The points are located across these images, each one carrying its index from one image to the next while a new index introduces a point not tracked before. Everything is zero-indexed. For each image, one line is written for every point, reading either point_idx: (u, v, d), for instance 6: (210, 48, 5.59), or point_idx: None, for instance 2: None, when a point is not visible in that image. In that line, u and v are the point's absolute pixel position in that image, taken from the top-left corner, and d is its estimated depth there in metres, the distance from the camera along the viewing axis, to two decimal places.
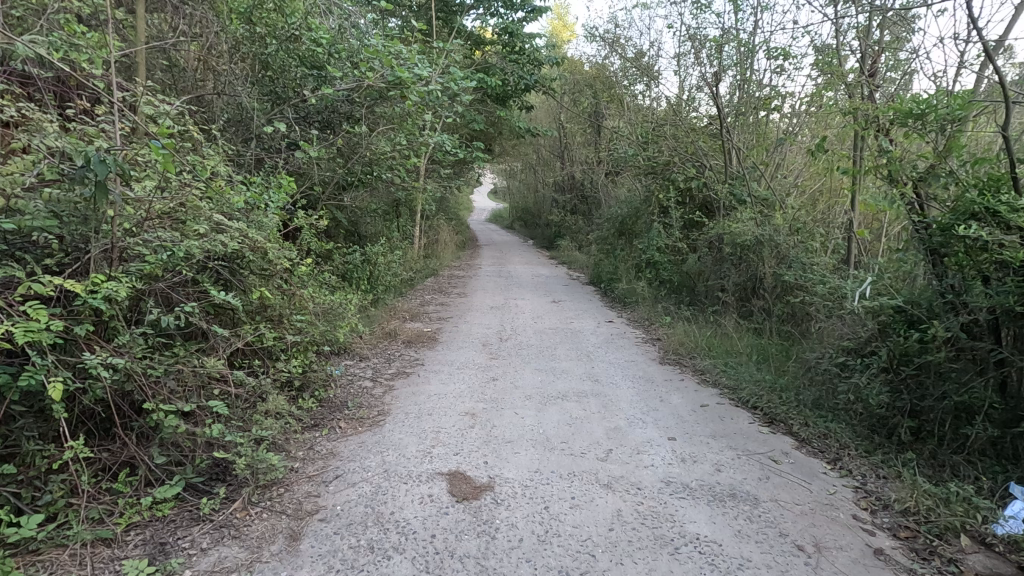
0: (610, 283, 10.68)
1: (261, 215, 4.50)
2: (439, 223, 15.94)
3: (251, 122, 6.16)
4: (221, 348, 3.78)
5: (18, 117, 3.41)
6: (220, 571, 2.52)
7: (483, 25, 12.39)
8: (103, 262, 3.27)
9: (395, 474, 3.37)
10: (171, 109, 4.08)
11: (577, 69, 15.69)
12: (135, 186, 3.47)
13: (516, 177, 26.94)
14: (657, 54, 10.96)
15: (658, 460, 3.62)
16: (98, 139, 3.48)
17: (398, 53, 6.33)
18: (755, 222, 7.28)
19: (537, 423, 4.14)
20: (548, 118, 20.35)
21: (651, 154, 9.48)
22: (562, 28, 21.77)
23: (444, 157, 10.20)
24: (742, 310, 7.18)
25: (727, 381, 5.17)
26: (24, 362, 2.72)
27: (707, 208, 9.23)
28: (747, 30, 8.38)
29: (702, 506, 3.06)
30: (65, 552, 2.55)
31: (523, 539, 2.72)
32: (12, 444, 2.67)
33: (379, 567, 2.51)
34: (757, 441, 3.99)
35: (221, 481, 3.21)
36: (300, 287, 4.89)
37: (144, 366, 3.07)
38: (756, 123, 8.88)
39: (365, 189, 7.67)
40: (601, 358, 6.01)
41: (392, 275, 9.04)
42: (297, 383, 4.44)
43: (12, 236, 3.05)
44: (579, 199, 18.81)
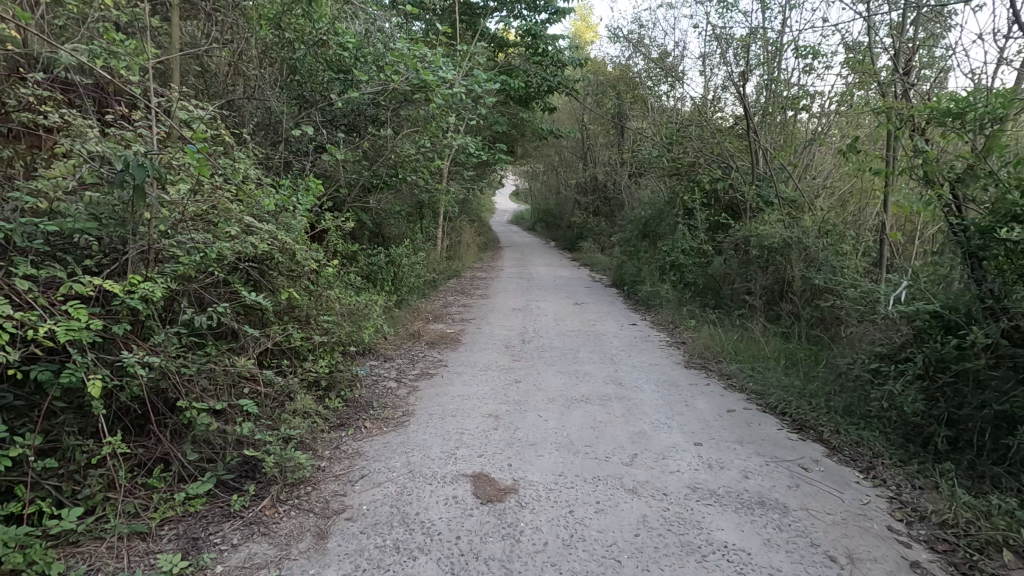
0: (633, 285, 10.60)
1: (290, 217, 4.59)
2: (461, 224, 16.01)
3: (280, 125, 6.28)
4: (251, 348, 3.85)
5: (60, 123, 3.54)
6: (250, 568, 2.56)
7: (506, 28, 12.44)
8: (140, 263, 3.37)
9: (420, 475, 3.39)
10: (204, 113, 4.19)
11: (601, 70, 15.62)
12: (171, 189, 3.57)
13: (537, 178, 26.94)
14: (683, 54, 10.84)
15: (684, 465, 3.57)
16: (136, 144, 3.59)
17: (423, 56, 6.40)
18: (783, 224, 7.15)
19: (561, 426, 4.13)
20: (571, 119, 20.30)
21: (676, 155, 9.39)
22: (586, 29, 21.74)
23: (467, 158, 10.24)
24: (769, 314, 7.05)
25: (754, 386, 5.08)
26: (65, 360, 2.81)
27: (733, 210, 9.01)
28: (775, 29, 8.23)
29: (730, 513, 3.01)
30: (102, 545, 2.63)
31: (548, 543, 2.72)
32: (54, 439, 2.76)
33: (404, 568, 2.53)
34: (786, 448, 3.91)
35: (251, 478, 3.28)
36: (327, 288, 4.97)
37: (178, 365, 3.15)
38: (783, 123, 8.73)
39: (390, 191, 7.75)
40: (624, 361, 5.96)
41: (416, 277, 9.11)
42: (324, 383, 4.51)
43: (54, 238, 3.16)
44: (601, 200, 18.72)
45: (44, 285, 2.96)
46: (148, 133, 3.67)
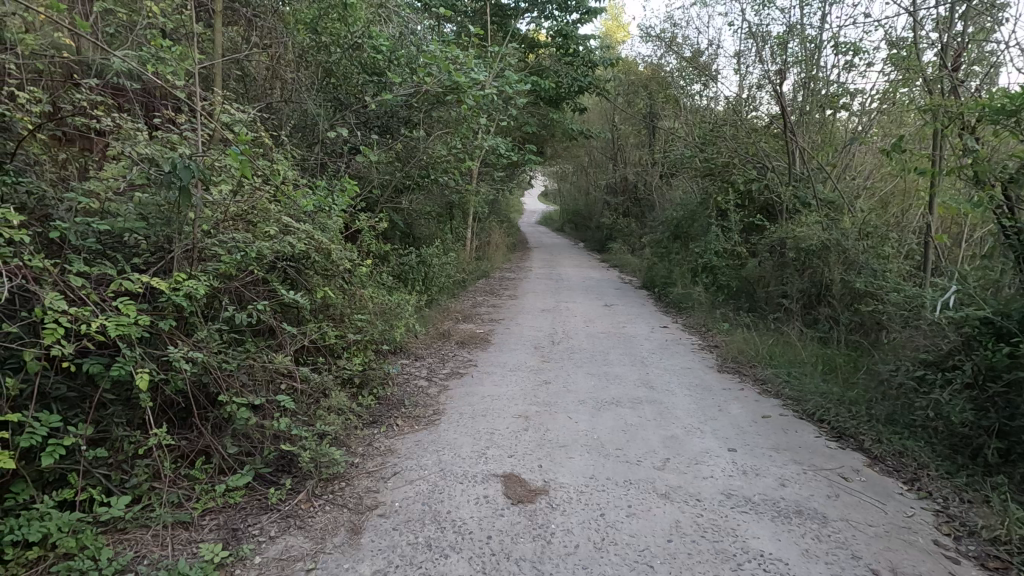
0: (664, 287, 10.46)
1: (326, 217, 4.68)
2: (490, 225, 16.07)
3: (316, 127, 6.42)
4: (288, 344, 3.95)
5: (112, 126, 3.70)
6: (288, 560, 2.62)
7: (537, 29, 12.44)
8: (184, 261, 3.49)
9: (451, 474, 3.41)
10: (245, 116, 4.28)
11: (632, 70, 15.48)
12: (214, 190, 3.69)
13: (567, 179, 26.86)
14: (717, 52, 10.66)
15: (718, 471, 3.50)
16: (182, 146, 3.72)
17: (455, 58, 6.47)
18: (821, 225, 6.96)
19: (591, 429, 4.10)
20: (602, 120, 20.17)
21: (709, 155, 9.22)
22: (617, 28, 21.55)
23: (498, 159, 10.27)
24: (806, 318, 6.87)
25: (790, 392, 4.95)
26: (115, 354, 2.93)
27: (768, 211, 8.83)
28: (814, 25, 8.03)
29: (766, 522, 2.94)
30: (148, 533, 2.73)
31: (579, 546, 2.70)
32: (104, 429, 2.88)
33: (436, 566, 2.55)
34: (824, 456, 3.79)
35: (288, 472, 3.35)
36: (361, 287, 5.05)
37: (219, 360, 3.25)
38: (822, 122, 8.50)
39: (422, 192, 7.84)
40: (655, 364, 5.89)
41: (446, 276, 9.18)
42: (358, 380, 4.58)
43: (105, 237, 3.29)
44: (631, 201, 18.57)
45: (96, 282, 3.09)
46: (194, 137, 3.80)
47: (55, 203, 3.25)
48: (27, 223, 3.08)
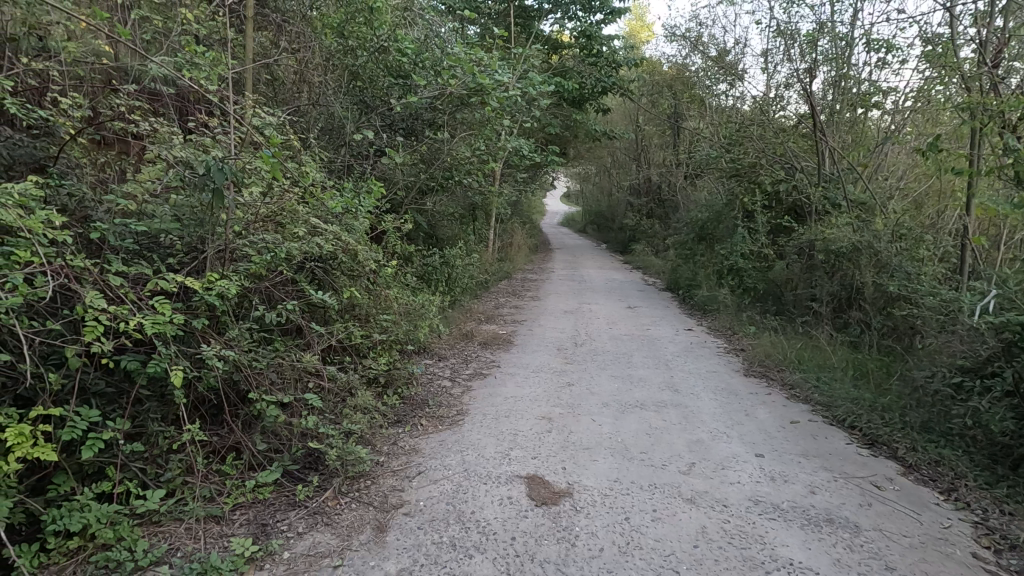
0: (688, 289, 10.33)
1: (352, 218, 4.75)
2: (513, 226, 16.09)
3: (342, 130, 6.51)
4: (316, 344, 4.01)
5: (149, 130, 3.82)
6: (315, 556, 2.66)
7: (560, 30, 12.42)
8: (217, 262, 3.57)
9: (474, 474, 3.42)
10: (275, 119, 4.37)
11: (656, 70, 15.33)
12: (245, 192, 3.77)
13: (589, 180, 26.75)
14: (744, 51, 10.48)
15: (746, 477, 3.44)
16: (215, 149, 3.81)
17: (479, 60, 6.51)
18: (852, 227, 6.80)
19: (615, 431, 4.08)
20: (626, 120, 20.02)
21: (736, 156, 9.08)
22: (641, 28, 21.43)
23: (521, 160, 10.26)
24: (836, 322, 6.71)
25: (820, 397, 4.85)
26: (151, 351, 3.02)
27: (797, 212, 8.66)
28: (845, 22, 7.85)
29: (795, 530, 2.88)
30: (181, 526, 2.80)
31: (604, 549, 2.69)
32: (139, 424, 2.97)
33: (461, 566, 2.56)
34: (856, 464, 3.70)
35: (315, 470, 3.40)
36: (386, 288, 5.11)
37: (250, 359, 3.33)
38: (852, 121, 8.31)
39: (446, 194, 7.89)
40: (680, 367, 5.82)
41: (469, 277, 9.22)
42: (383, 380, 4.64)
43: (141, 237, 3.40)
44: (655, 202, 18.42)
45: (134, 281, 3.19)
46: (226, 140, 3.90)
47: (94, 205, 3.36)
48: (69, 224, 3.19)
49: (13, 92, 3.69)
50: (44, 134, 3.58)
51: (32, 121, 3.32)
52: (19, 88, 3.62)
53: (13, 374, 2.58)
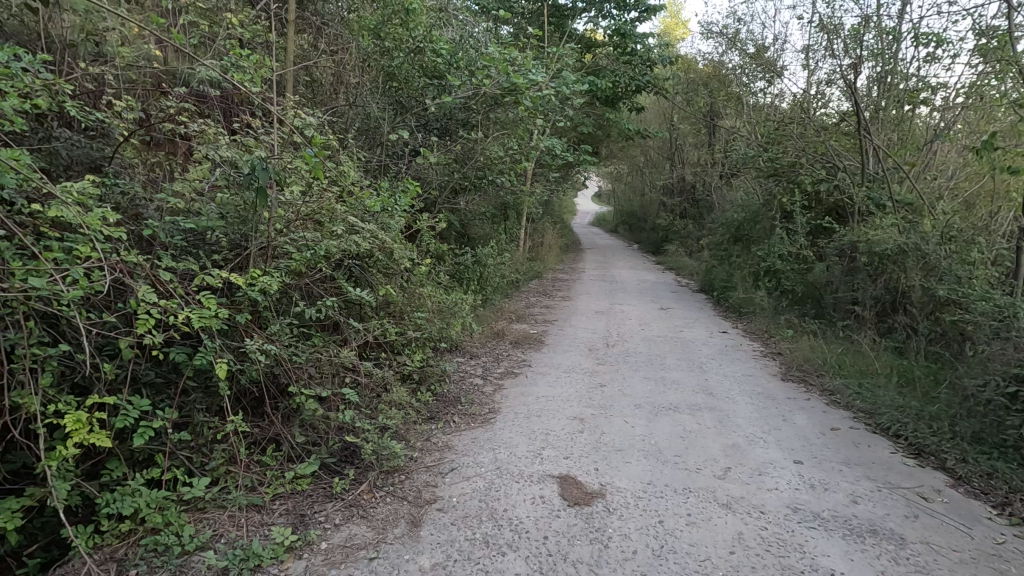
0: (723, 290, 10.12)
1: (389, 217, 4.82)
2: (544, 225, 16.05)
3: (378, 130, 6.61)
4: (353, 340, 4.10)
5: (197, 131, 3.97)
6: (352, 547, 2.72)
7: (594, 28, 12.34)
8: (259, 258, 3.67)
9: (507, 473, 3.44)
10: (315, 120, 4.48)
11: (692, 68, 15.09)
12: (287, 190, 3.88)
13: (622, 179, 26.50)
14: (784, 47, 10.22)
15: (784, 484, 3.36)
16: (258, 149, 3.93)
17: (514, 60, 6.55)
18: (897, 229, 6.56)
19: (648, 433, 4.03)
20: (660, 119, 19.76)
21: (774, 155, 8.86)
22: (676, 25, 21.16)
23: (554, 159, 10.25)
24: (880, 326, 6.48)
25: (862, 404, 4.69)
26: (197, 344, 3.14)
27: (838, 212, 8.39)
28: (892, 16, 7.57)
29: (837, 540, 2.80)
30: (224, 513, 2.90)
31: (637, 552, 2.67)
32: (186, 414, 3.09)
33: (494, 563, 2.58)
34: (901, 474, 3.57)
35: (351, 463, 3.47)
36: (420, 286, 5.18)
37: (290, 353, 3.42)
38: (898, 119, 8.02)
39: (479, 193, 7.93)
40: (714, 370, 5.71)
41: (500, 277, 9.25)
42: (416, 376, 4.70)
43: (188, 235, 3.53)
44: (688, 202, 18.28)
45: (182, 276, 3.32)
46: (269, 140, 4.01)
47: (145, 203, 3.51)
48: (122, 221, 3.34)
49: (72, 95, 3.88)
50: (100, 135, 3.75)
51: (90, 122, 3.48)
52: (77, 92, 3.81)
53: (72, 363, 2.71)
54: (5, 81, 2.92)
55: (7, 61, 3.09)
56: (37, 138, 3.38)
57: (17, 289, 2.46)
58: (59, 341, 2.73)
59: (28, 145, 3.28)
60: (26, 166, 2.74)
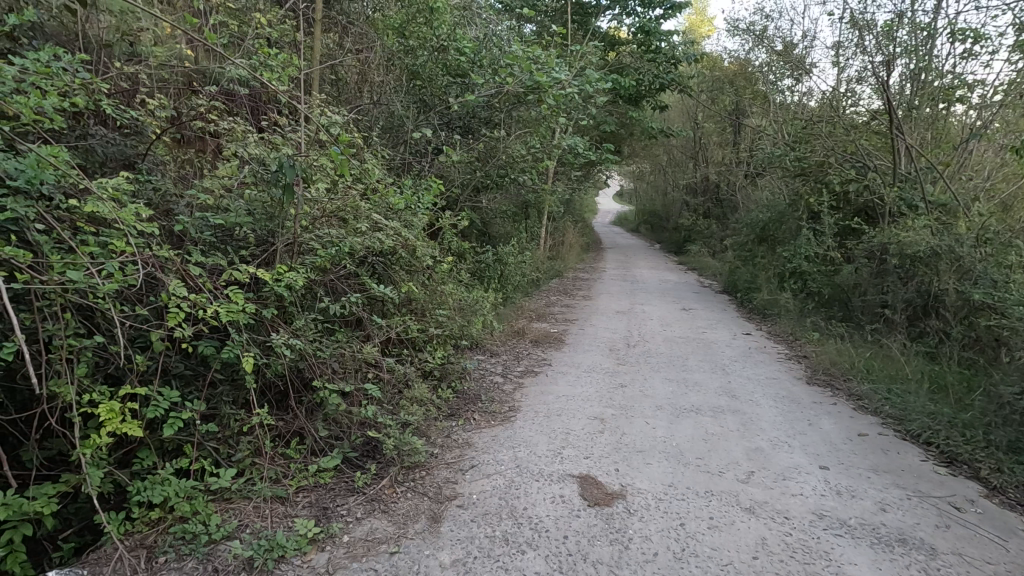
0: (747, 292, 9.96)
1: (412, 215, 4.86)
2: (565, 224, 16.00)
3: (402, 129, 6.66)
4: (376, 336, 4.14)
5: (226, 129, 4.05)
6: (373, 541, 2.75)
7: (618, 26, 12.26)
8: (285, 254, 3.73)
9: (527, 471, 3.44)
10: (341, 119, 4.53)
11: (717, 66, 14.88)
12: (313, 187, 3.92)
13: (644, 178, 26.28)
14: (813, 44, 10.00)
15: (809, 489, 3.29)
16: (285, 147, 3.99)
17: (537, 58, 6.54)
18: (930, 231, 6.39)
19: (670, 435, 3.99)
20: (684, 118, 19.55)
21: (802, 154, 8.69)
22: (700, 23, 20.94)
23: (576, 158, 10.20)
24: (911, 331, 6.31)
25: (891, 410, 4.58)
26: (225, 338, 3.20)
27: (868, 213, 8.19)
28: (927, 11, 7.35)
29: (864, 548, 2.73)
30: (249, 504, 2.95)
31: (658, 554, 2.64)
32: (214, 406, 3.15)
33: (514, 560, 2.58)
34: (932, 482, 3.47)
35: (372, 458, 3.50)
36: (441, 284, 5.21)
37: (315, 349, 3.47)
38: (932, 117, 7.76)
39: (500, 191, 7.94)
40: (737, 372, 5.63)
41: (521, 275, 9.25)
42: (437, 373, 4.73)
43: (217, 231, 3.61)
44: (712, 202, 18.11)
45: (212, 271, 3.39)
46: (296, 138, 4.07)
47: (176, 199, 3.59)
48: (154, 217, 3.42)
49: (108, 94, 3.99)
50: (134, 133, 3.86)
51: (124, 121, 3.58)
52: (113, 91, 3.93)
53: (105, 355, 2.79)
54: (45, 80, 3.01)
55: (47, 61, 3.18)
56: (74, 136, 3.48)
57: (56, 282, 2.54)
58: (93, 332, 2.81)
59: (66, 142, 3.37)
60: (65, 163, 2.84)
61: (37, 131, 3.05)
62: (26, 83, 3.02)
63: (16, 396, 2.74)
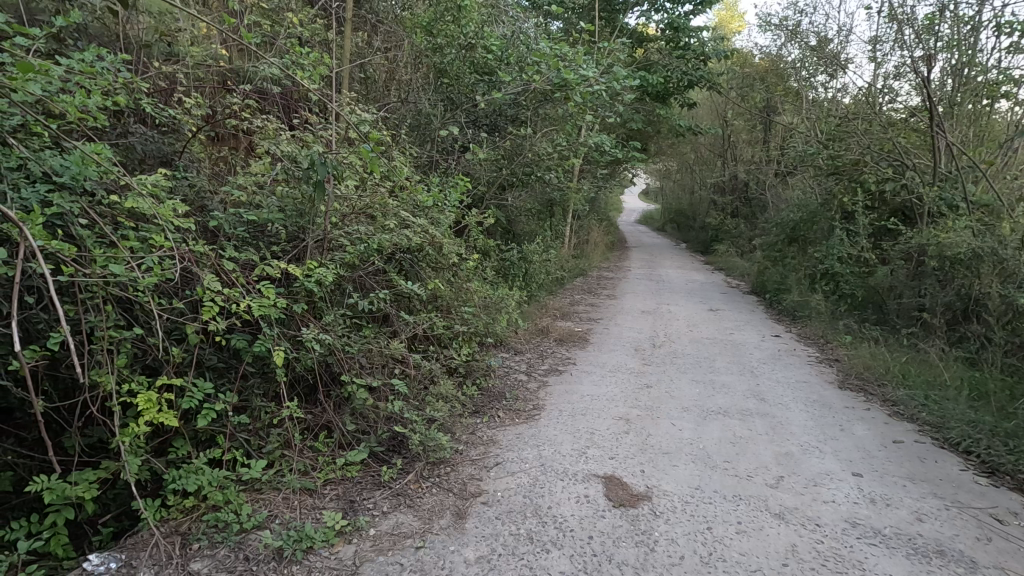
0: (777, 292, 9.75)
1: (439, 213, 4.89)
2: (590, 223, 15.90)
3: (429, 126, 6.69)
4: (403, 332, 4.18)
5: (260, 127, 4.13)
6: (399, 535, 2.78)
7: (646, 22, 12.12)
8: (315, 250, 3.79)
9: (551, 470, 3.43)
10: (370, 116, 4.58)
11: (748, 62, 14.59)
12: (343, 185, 3.98)
13: (671, 177, 25.93)
14: (849, 39, 9.72)
15: (841, 496, 3.21)
16: (317, 145, 4.06)
17: (565, 55, 6.49)
18: (971, 232, 6.16)
19: (697, 437, 3.94)
20: (712, 116, 19.24)
21: (836, 152, 8.46)
22: (730, 19, 20.57)
23: (602, 155, 10.12)
24: (950, 336, 6.10)
25: (929, 417, 4.43)
26: (257, 331, 3.27)
27: (905, 213, 7.94)
28: (971, 4, 7.07)
29: (900, 558, 2.65)
30: (279, 495, 3.00)
31: (684, 557, 2.61)
32: (245, 398, 3.23)
33: (538, 559, 2.58)
34: (972, 493, 3.35)
35: (398, 453, 3.54)
36: (467, 281, 5.23)
37: (343, 344, 3.52)
38: (974, 114, 7.58)
39: (526, 189, 7.92)
40: (766, 375, 5.51)
41: (545, 274, 9.22)
42: (463, 370, 4.75)
43: (250, 226, 3.68)
44: (741, 201, 17.78)
45: (245, 266, 3.47)
46: (328, 136, 4.13)
47: (210, 195, 3.68)
48: (190, 213, 3.52)
49: (147, 93, 4.11)
50: (171, 131, 3.97)
51: (162, 119, 3.69)
52: (152, 90, 4.06)
53: (143, 346, 2.87)
54: (89, 80, 3.11)
55: (91, 61, 3.29)
56: (115, 134, 3.59)
57: (98, 275, 2.62)
58: (133, 324, 2.90)
59: (108, 140, 3.48)
60: (107, 160, 2.93)
61: (81, 129, 3.16)
62: (70, 82, 3.13)
63: (59, 383, 2.84)
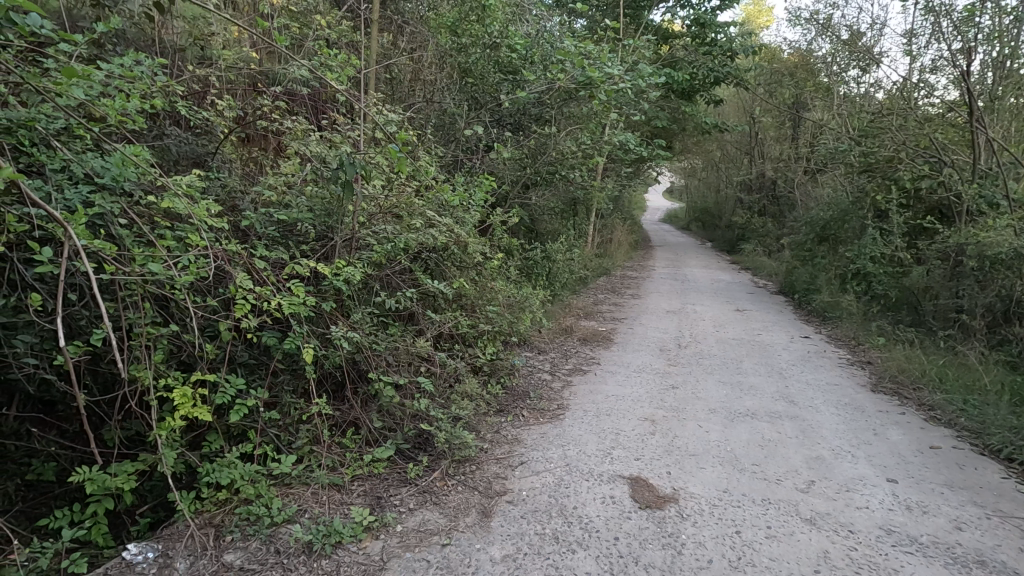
0: (806, 292, 9.53)
1: (464, 212, 4.91)
2: (613, 222, 15.79)
3: (453, 125, 6.72)
4: (428, 330, 4.21)
5: (290, 127, 4.21)
6: (425, 533, 2.80)
7: (671, 19, 12.00)
8: (343, 249, 3.84)
9: (576, 470, 3.42)
10: (397, 116, 4.63)
11: (776, 58, 14.31)
12: (370, 184, 4.03)
13: (696, 175, 25.51)
14: (882, 33, 9.45)
15: (876, 503, 3.13)
16: (345, 145, 4.12)
17: (590, 53, 6.46)
18: (1012, 231, 5.94)
19: (724, 440, 3.88)
20: (740, 113, 18.92)
21: (869, 149, 8.24)
22: (758, 14, 20.28)
23: (627, 153, 10.04)
24: (990, 338, 5.89)
25: (967, 423, 4.29)
26: (286, 329, 3.32)
27: (942, 211, 7.69)
28: None
29: (938, 568, 2.57)
30: (308, 490, 3.05)
31: (713, 561, 2.58)
32: (276, 395, 3.29)
33: (564, 559, 2.58)
34: (1015, 502, 3.22)
35: (424, 450, 3.56)
36: (491, 280, 5.25)
37: (370, 343, 3.56)
38: (1016, 108, 7.32)
39: (550, 188, 7.90)
40: (796, 377, 5.40)
41: (569, 273, 9.18)
42: (487, 369, 4.76)
43: (279, 226, 3.74)
44: (769, 200, 17.44)
45: (276, 265, 3.53)
46: (355, 137, 4.18)
47: (242, 195, 3.76)
48: (223, 213, 3.60)
49: (181, 95, 4.22)
50: (205, 132, 4.07)
51: (196, 121, 3.79)
52: (186, 93, 4.16)
53: (179, 343, 2.95)
54: (128, 84, 3.21)
55: (129, 65, 3.40)
56: (152, 136, 3.70)
57: (137, 274, 2.71)
58: (170, 321, 2.98)
59: (145, 142, 3.59)
60: (145, 160, 3.02)
61: (121, 131, 3.27)
62: (112, 86, 3.24)
63: (99, 377, 2.93)
